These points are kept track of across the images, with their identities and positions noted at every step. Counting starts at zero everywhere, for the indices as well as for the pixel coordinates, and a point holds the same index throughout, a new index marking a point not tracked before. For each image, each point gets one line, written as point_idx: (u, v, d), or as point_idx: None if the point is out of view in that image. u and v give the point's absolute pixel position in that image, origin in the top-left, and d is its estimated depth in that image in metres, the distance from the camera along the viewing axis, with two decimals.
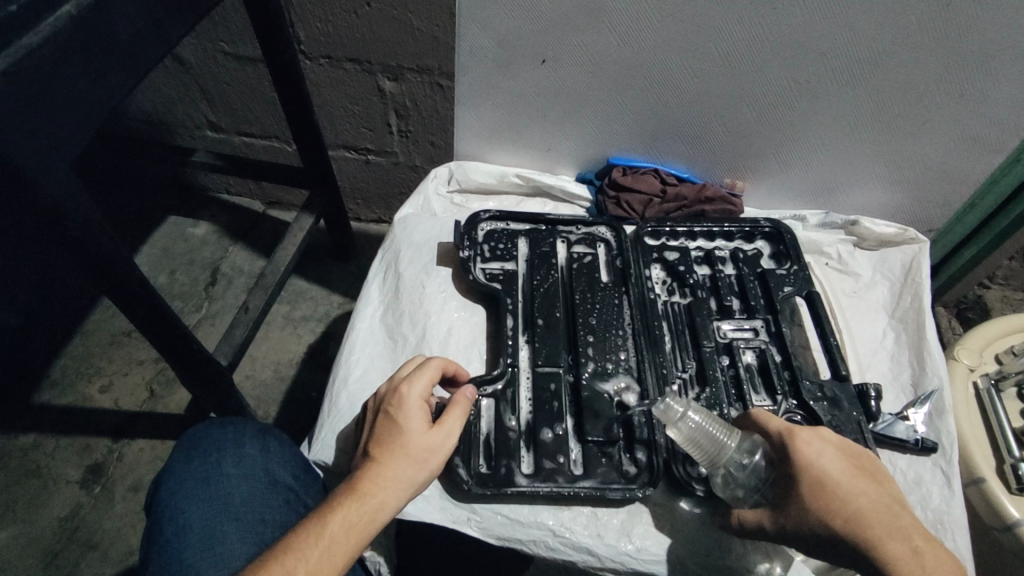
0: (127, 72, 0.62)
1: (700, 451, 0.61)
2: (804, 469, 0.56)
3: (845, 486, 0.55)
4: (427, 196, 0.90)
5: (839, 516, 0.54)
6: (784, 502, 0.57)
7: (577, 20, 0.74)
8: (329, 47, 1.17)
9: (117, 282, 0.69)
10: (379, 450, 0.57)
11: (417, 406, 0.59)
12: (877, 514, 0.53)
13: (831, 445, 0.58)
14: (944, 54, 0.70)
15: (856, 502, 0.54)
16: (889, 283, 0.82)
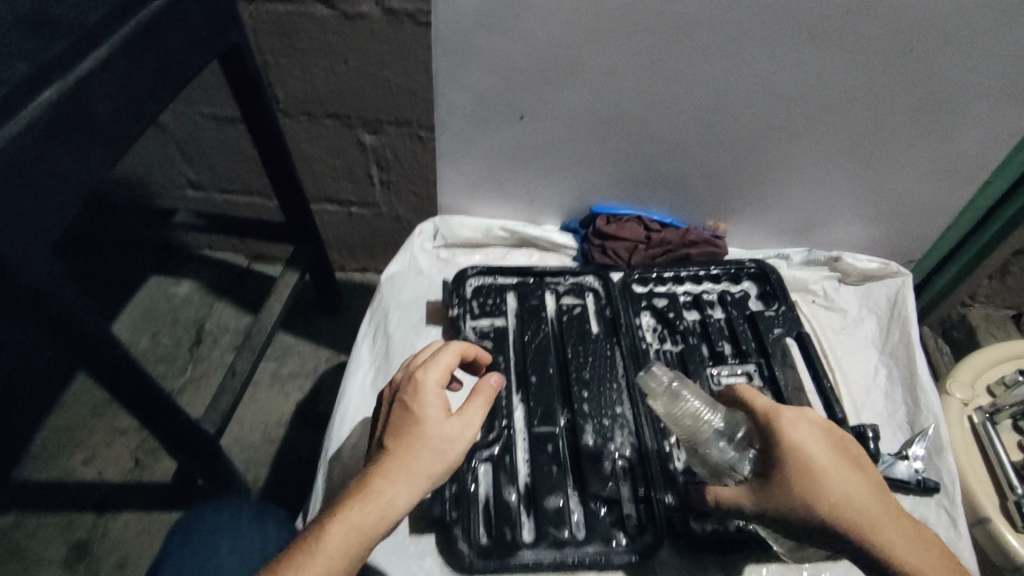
0: (104, 155, 0.61)
1: (679, 427, 0.62)
2: (792, 451, 0.56)
3: (830, 471, 0.55)
4: (413, 253, 0.90)
5: (823, 499, 0.54)
6: (766, 483, 0.57)
7: (554, 78, 0.76)
8: (309, 105, 1.17)
9: (100, 361, 0.67)
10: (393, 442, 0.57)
11: (433, 399, 0.60)
12: (859, 499, 0.54)
13: (815, 427, 0.58)
14: (907, 96, 0.72)
15: (839, 486, 0.55)
16: (876, 318, 0.83)
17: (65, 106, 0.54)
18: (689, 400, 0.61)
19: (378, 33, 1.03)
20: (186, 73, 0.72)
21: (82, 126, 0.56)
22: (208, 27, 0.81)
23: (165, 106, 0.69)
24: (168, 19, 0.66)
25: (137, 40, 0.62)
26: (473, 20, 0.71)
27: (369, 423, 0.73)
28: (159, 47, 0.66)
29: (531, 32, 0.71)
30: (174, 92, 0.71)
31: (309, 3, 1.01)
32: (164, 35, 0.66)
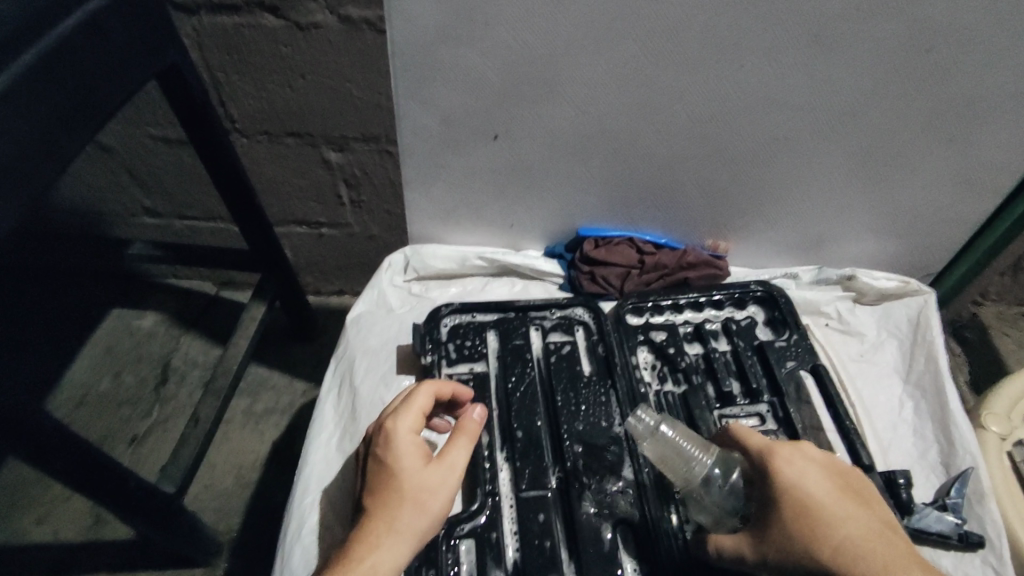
0: None
1: (672, 471, 0.57)
2: (788, 490, 0.51)
3: (833, 511, 0.50)
4: (381, 289, 0.81)
5: (827, 543, 0.49)
6: (765, 529, 0.52)
7: (528, 92, 0.67)
8: (266, 123, 1.07)
9: None
10: (370, 504, 0.53)
11: (410, 447, 0.56)
12: (870, 543, 0.49)
13: (814, 463, 0.53)
14: (929, 98, 0.64)
15: (847, 528, 0.49)
16: (897, 341, 0.75)
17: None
18: (678, 442, 0.57)
19: (336, 43, 0.94)
20: (81, 138, 0.66)
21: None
22: (137, 51, 0.72)
23: (50, 182, 0.64)
24: (44, 77, 0.60)
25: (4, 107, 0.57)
26: (432, 33, 0.62)
27: (336, 495, 0.64)
28: (35, 113, 0.60)
29: (499, 43, 0.63)
30: (65, 161, 0.65)
31: (257, 14, 0.91)
32: (40, 99, 0.60)
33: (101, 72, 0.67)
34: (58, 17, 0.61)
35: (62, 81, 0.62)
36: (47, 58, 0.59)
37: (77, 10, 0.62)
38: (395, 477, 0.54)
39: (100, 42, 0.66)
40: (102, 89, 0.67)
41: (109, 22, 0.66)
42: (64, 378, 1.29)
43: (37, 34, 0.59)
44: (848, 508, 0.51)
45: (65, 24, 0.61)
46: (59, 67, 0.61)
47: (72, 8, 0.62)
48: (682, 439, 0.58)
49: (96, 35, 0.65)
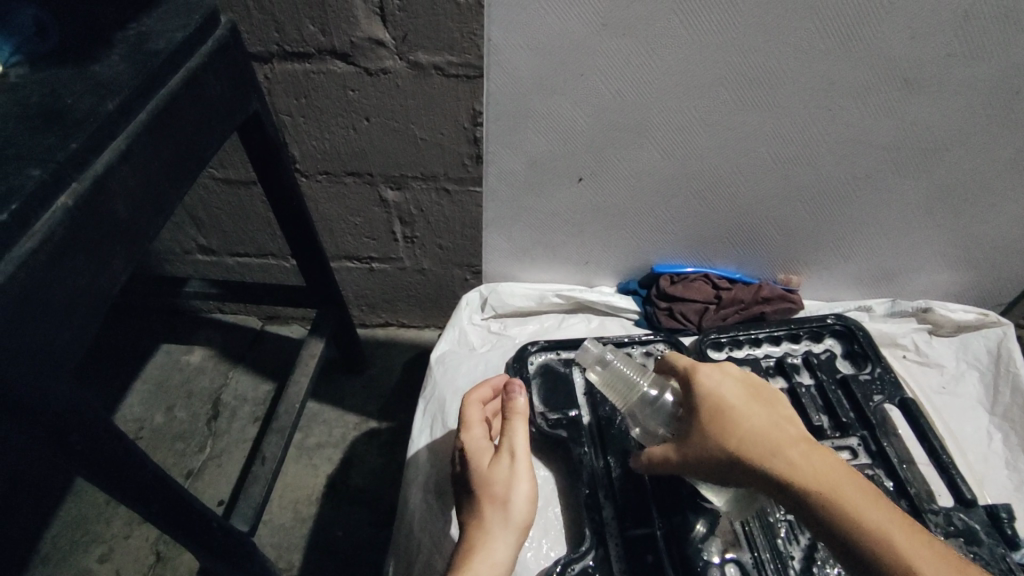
0: (102, 286, 0.55)
1: (614, 395, 0.61)
2: (704, 398, 0.52)
3: (741, 408, 0.50)
4: (462, 327, 0.83)
5: (734, 435, 0.49)
6: (687, 434, 0.52)
7: (619, 137, 0.69)
8: (326, 163, 1.09)
9: (126, 481, 0.59)
10: (465, 516, 0.55)
11: (479, 448, 0.57)
12: (769, 430, 0.49)
13: (731, 376, 0.54)
14: (1014, 137, 0.66)
15: (751, 420, 0.50)
16: (978, 373, 0.76)
17: (60, 233, 0.49)
18: (619, 367, 0.61)
19: (402, 87, 0.95)
20: (182, 187, 0.66)
21: (76, 255, 0.52)
22: (226, 102, 0.73)
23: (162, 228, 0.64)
24: (159, 133, 0.61)
25: (126, 163, 0.56)
26: (528, 83, 0.65)
27: (440, 537, 0.64)
28: (154, 166, 0.60)
29: (594, 92, 0.65)
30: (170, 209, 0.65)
31: (328, 60, 0.93)
32: (156, 153, 0.60)
33: (198, 126, 0.67)
34: (169, 74, 0.63)
35: (166, 138, 0.62)
36: (165, 115, 0.61)
37: (181, 69, 0.64)
38: (475, 475, 0.55)
39: (198, 97, 0.66)
40: (198, 142, 0.67)
41: (205, 78, 0.67)
42: (119, 414, 1.28)
43: (146, 96, 0.59)
44: (754, 405, 0.51)
45: (171, 82, 0.62)
46: (173, 124, 0.63)
47: (179, 65, 0.63)
48: (624, 365, 0.61)
49: (196, 91, 0.66)
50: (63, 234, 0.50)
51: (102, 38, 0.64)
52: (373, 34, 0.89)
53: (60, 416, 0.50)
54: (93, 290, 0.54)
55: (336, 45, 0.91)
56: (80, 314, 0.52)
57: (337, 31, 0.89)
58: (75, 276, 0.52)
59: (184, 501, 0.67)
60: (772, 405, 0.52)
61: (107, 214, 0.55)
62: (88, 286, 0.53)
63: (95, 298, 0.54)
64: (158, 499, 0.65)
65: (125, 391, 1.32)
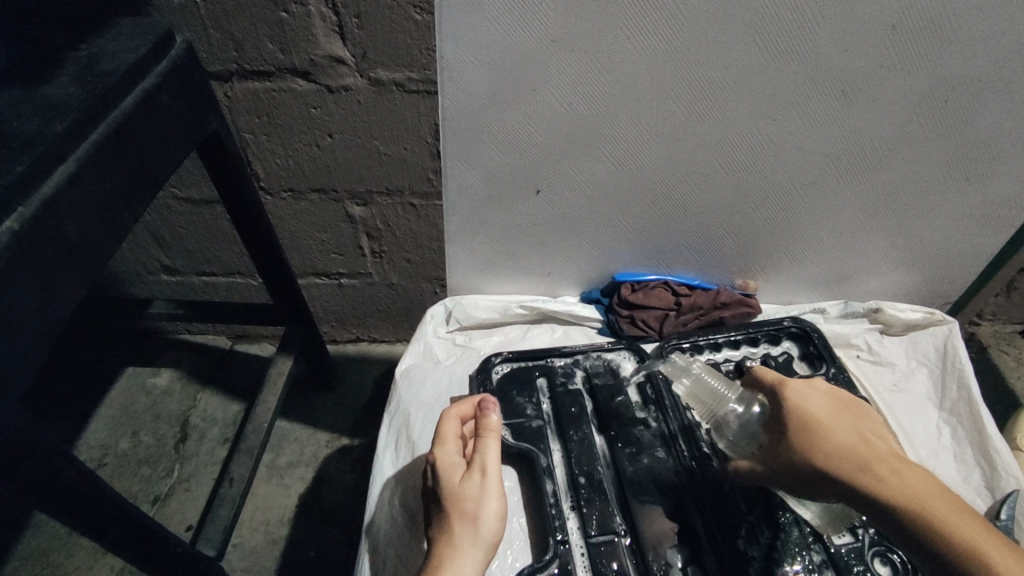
0: (53, 309, 0.54)
1: (703, 406, 0.70)
2: (790, 412, 0.54)
3: (830, 423, 0.52)
4: (427, 340, 0.83)
5: (819, 449, 0.51)
6: (776, 448, 0.55)
7: (574, 149, 0.71)
8: (291, 180, 1.09)
9: (82, 510, 0.58)
10: (434, 531, 0.54)
11: (452, 463, 0.57)
12: (859, 446, 0.50)
13: (819, 392, 0.56)
14: (945, 144, 0.69)
15: (838, 434, 0.51)
16: (927, 370, 0.78)
17: (5, 258, 0.49)
18: (707, 381, 0.70)
19: (365, 104, 0.96)
20: (137, 210, 0.65)
21: (23, 280, 0.51)
22: (184, 122, 0.73)
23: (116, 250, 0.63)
24: (112, 155, 0.60)
25: (77, 186, 0.56)
26: (483, 98, 0.67)
27: (407, 553, 0.63)
28: (107, 187, 0.60)
29: (547, 105, 0.67)
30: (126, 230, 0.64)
31: (289, 78, 0.93)
32: (108, 175, 0.60)
33: (154, 145, 0.67)
34: (121, 95, 0.62)
35: (122, 158, 0.62)
36: (117, 136, 0.61)
37: (135, 90, 0.64)
38: (445, 492, 0.55)
39: (153, 118, 0.66)
40: (155, 163, 0.67)
41: (161, 99, 0.68)
42: (83, 440, 1.25)
43: (97, 117, 0.59)
44: (843, 421, 0.53)
45: (123, 104, 0.62)
46: (127, 145, 0.62)
47: (130, 86, 0.63)
48: (713, 379, 0.70)
49: (152, 112, 0.66)
50: (9, 259, 0.49)
51: (52, 60, 0.64)
52: (333, 52, 0.89)
53: (8, 445, 0.48)
54: (44, 314, 0.53)
55: (296, 64, 0.91)
56: (28, 340, 0.52)
57: (297, 50, 0.90)
58: (22, 301, 0.51)
59: (145, 528, 0.66)
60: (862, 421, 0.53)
61: (56, 237, 0.54)
62: (36, 311, 0.53)
63: (45, 325, 0.54)
64: (117, 528, 0.63)
65: (88, 417, 1.29)
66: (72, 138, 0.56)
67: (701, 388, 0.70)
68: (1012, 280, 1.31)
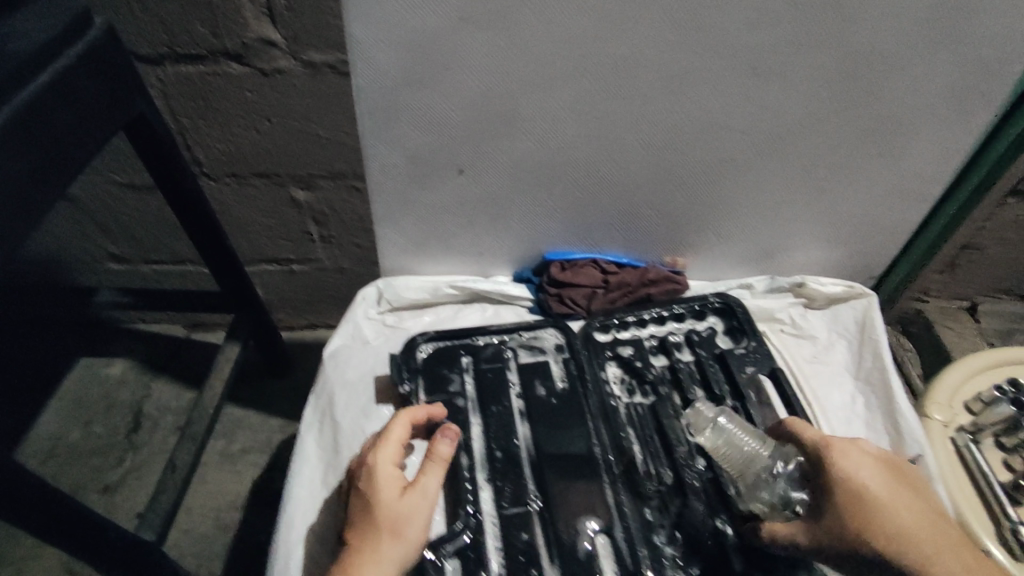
0: None
1: (730, 462, 0.65)
2: (845, 483, 0.56)
3: (885, 498, 0.55)
4: (356, 322, 0.83)
5: (881, 529, 0.53)
6: (821, 515, 0.57)
7: (491, 128, 0.70)
8: (233, 165, 1.07)
9: None
10: (354, 537, 0.56)
11: (390, 478, 0.59)
12: (919, 529, 0.54)
13: (869, 457, 0.58)
14: (858, 120, 0.70)
15: (897, 515, 0.54)
16: (846, 341, 0.80)
17: None
18: (735, 434, 0.66)
19: (297, 87, 0.95)
20: (50, 193, 0.64)
21: None
22: (103, 106, 0.71)
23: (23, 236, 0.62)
24: (19, 134, 0.59)
25: None
26: (396, 78, 0.66)
27: (323, 530, 0.65)
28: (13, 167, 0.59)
29: (460, 84, 0.66)
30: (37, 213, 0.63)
31: (221, 62, 0.92)
32: (13, 156, 0.59)
33: (70, 127, 0.65)
34: (34, 71, 0.61)
35: (25, 140, 0.60)
36: (21, 113, 0.59)
37: (44, 71, 0.62)
38: (378, 507, 0.57)
39: (66, 101, 0.65)
40: (71, 141, 0.66)
41: (76, 80, 0.66)
42: (32, 433, 1.23)
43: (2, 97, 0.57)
44: (899, 496, 0.55)
45: (35, 81, 0.61)
46: (32, 122, 0.60)
47: (43, 63, 0.62)
48: (739, 431, 0.66)
49: (64, 95, 0.64)
50: None
51: None
52: (262, 33, 0.88)
53: None
54: None
55: (227, 46, 0.90)
56: None
57: (227, 31, 0.88)
58: None
59: None
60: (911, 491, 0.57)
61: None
62: None
63: None
64: None
65: (38, 410, 1.27)
66: None
67: (728, 442, 0.65)
68: (955, 256, 1.33)
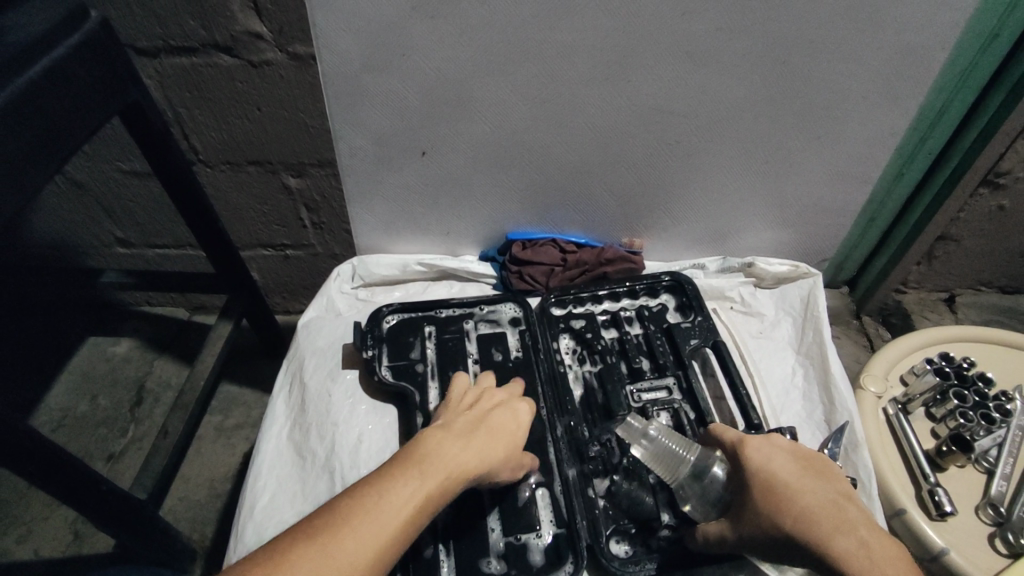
0: None
1: (664, 470, 0.65)
2: (754, 473, 0.56)
3: (793, 483, 0.53)
4: (330, 296, 0.90)
5: (787, 512, 0.52)
6: (742, 510, 0.56)
7: (446, 111, 0.76)
8: (228, 152, 1.00)
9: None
10: (483, 440, 0.58)
11: (517, 430, 0.63)
12: (824, 508, 0.51)
13: (782, 449, 0.57)
14: (794, 104, 0.74)
15: (804, 498, 0.52)
16: (791, 319, 0.87)
17: None
18: (666, 443, 0.65)
19: (287, 80, 0.88)
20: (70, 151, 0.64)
21: None
22: (99, 92, 0.66)
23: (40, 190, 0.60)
24: (48, 90, 0.59)
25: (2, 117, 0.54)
26: (359, 64, 0.71)
27: (287, 479, 0.71)
28: (44, 120, 0.59)
29: (416, 70, 0.71)
30: (58, 165, 0.62)
31: (213, 55, 0.86)
32: (44, 117, 0.59)
33: (95, 90, 0.66)
34: (65, 32, 0.61)
35: (21, 120, 0.57)
36: (48, 76, 0.59)
37: (41, 58, 0.58)
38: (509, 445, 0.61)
39: (64, 85, 0.61)
40: (94, 102, 0.66)
41: (104, 48, 0.66)
42: (43, 403, 1.24)
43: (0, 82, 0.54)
44: (810, 482, 0.53)
45: (67, 42, 0.61)
46: (59, 83, 0.60)
47: (72, 28, 0.62)
48: (668, 438, 0.66)
49: (63, 79, 0.61)
50: None
51: None
52: (251, 27, 0.82)
53: None
54: None
55: (218, 39, 0.84)
56: None
57: (217, 24, 0.82)
58: None
59: (64, 463, 0.69)
60: (828, 479, 0.54)
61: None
62: None
63: None
64: (32, 461, 0.66)
65: (48, 382, 1.27)
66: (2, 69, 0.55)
67: (659, 450, 0.65)
68: (930, 248, 1.11)
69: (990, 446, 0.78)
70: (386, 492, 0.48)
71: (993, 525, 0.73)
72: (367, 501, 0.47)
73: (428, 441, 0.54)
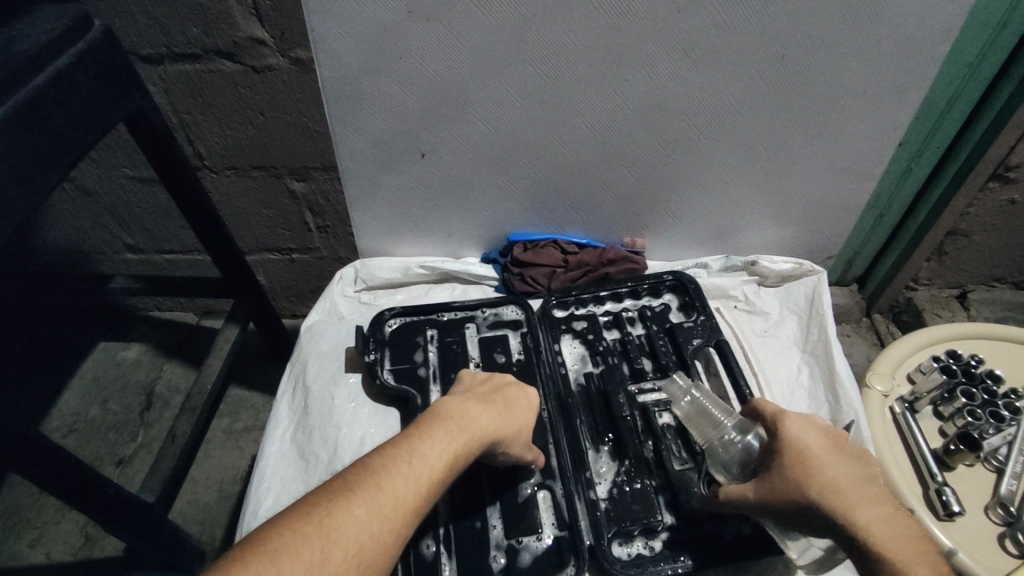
0: None
1: (699, 431, 0.66)
2: (786, 443, 0.54)
3: (824, 458, 0.53)
4: (333, 300, 0.90)
5: (816, 484, 0.51)
6: (767, 476, 0.55)
7: (445, 113, 0.75)
8: (233, 158, 1.00)
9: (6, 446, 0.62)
10: (496, 412, 0.59)
11: (526, 408, 0.64)
12: (851, 484, 0.51)
13: (817, 425, 0.56)
14: (796, 101, 0.74)
15: (833, 474, 0.52)
16: (796, 318, 0.86)
17: None
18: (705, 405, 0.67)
19: (290, 85, 0.88)
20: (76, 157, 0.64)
21: None
22: (104, 100, 0.67)
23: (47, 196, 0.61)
24: (56, 98, 0.60)
25: (8, 125, 0.55)
26: (357, 67, 0.71)
27: (290, 483, 0.71)
28: (52, 127, 0.60)
29: (414, 72, 0.71)
30: (65, 172, 0.62)
31: (216, 61, 0.86)
32: (51, 125, 0.60)
33: (100, 97, 0.66)
34: (70, 42, 0.62)
35: (29, 128, 0.57)
36: (55, 83, 0.59)
37: (47, 66, 0.59)
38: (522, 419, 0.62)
39: (69, 93, 0.62)
40: (99, 109, 0.66)
41: (108, 55, 0.67)
42: (54, 410, 1.25)
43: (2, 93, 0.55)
44: (840, 458, 0.53)
45: (74, 50, 0.62)
46: (66, 91, 0.61)
47: (76, 37, 0.63)
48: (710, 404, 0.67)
49: (67, 88, 0.61)
50: None
51: None
52: (252, 32, 0.83)
53: None
54: None
55: (221, 45, 0.84)
56: None
57: (218, 30, 0.83)
58: None
59: (73, 467, 0.70)
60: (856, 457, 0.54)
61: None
62: None
63: None
64: (41, 465, 0.67)
65: (60, 388, 1.28)
66: (8, 78, 0.55)
67: (699, 411, 0.67)
68: (940, 243, 1.10)
69: (999, 444, 0.77)
70: (414, 452, 0.48)
71: (1003, 525, 0.72)
72: (398, 459, 0.47)
73: (450, 407, 0.56)
